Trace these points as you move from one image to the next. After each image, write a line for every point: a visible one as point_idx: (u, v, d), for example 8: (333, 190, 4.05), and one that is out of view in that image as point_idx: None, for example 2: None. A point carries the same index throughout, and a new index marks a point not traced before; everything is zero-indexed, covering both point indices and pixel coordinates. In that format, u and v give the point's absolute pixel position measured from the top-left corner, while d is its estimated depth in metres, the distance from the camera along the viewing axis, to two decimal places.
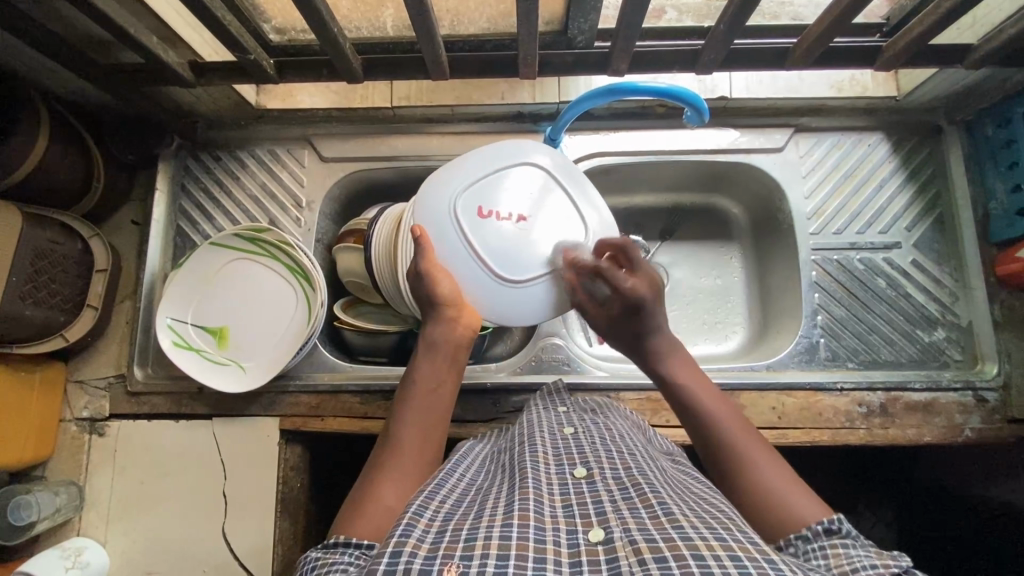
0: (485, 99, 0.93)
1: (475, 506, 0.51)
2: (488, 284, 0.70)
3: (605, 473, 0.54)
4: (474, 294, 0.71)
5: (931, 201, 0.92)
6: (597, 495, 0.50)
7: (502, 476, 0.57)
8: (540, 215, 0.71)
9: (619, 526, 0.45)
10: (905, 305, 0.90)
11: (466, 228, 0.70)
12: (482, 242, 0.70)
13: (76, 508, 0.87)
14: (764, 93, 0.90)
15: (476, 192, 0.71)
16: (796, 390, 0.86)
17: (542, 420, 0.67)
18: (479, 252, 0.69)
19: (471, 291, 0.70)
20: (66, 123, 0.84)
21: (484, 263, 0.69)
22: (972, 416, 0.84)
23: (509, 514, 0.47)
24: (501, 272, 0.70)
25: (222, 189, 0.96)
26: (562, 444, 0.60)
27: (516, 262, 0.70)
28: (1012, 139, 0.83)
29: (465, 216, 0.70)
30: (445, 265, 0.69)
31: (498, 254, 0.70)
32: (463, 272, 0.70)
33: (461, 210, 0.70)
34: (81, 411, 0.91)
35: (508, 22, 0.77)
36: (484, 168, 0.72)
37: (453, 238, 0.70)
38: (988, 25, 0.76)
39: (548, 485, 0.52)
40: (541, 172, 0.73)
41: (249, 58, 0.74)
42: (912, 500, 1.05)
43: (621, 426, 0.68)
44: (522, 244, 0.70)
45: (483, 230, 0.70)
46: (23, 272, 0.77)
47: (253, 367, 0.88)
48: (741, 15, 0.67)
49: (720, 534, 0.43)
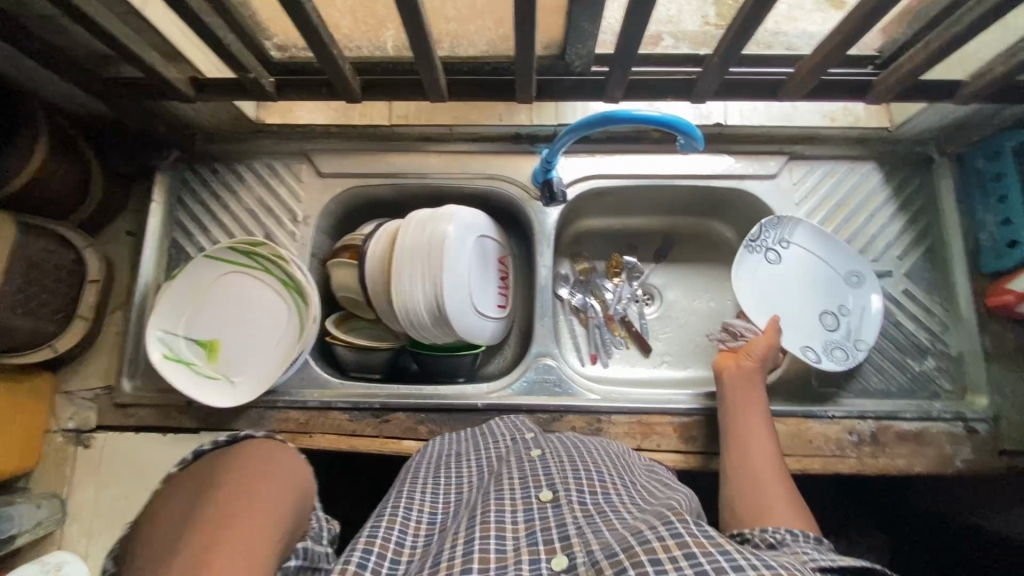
0: (483, 119, 0.95)
1: (439, 545, 0.49)
2: (839, 287, 0.92)
3: (571, 497, 0.53)
4: (837, 292, 0.91)
5: (922, 231, 0.93)
6: (561, 520, 0.49)
7: (467, 507, 0.55)
8: (791, 280, 0.93)
9: (581, 550, 0.44)
10: (896, 334, 0.90)
11: (847, 296, 0.91)
12: (829, 291, 0.92)
13: (58, 522, 0.86)
14: (757, 120, 0.93)
15: (810, 275, 0.93)
16: (786, 417, 0.86)
17: (509, 450, 0.65)
18: (789, 280, 0.93)
19: (844, 289, 0.91)
20: (65, 134, 0.85)
21: (819, 297, 0.92)
22: (962, 447, 0.84)
23: (467, 556, 0.46)
24: (836, 298, 0.91)
25: (218, 201, 0.96)
26: (529, 466, 0.59)
27: (843, 295, 0.91)
28: (1002, 173, 0.84)
29: (793, 283, 0.93)
30: (845, 288, 0.91)
31: (775, 276, 0.93)
32: (853, 293, 0.91)
33: (845, 296, 0.91)
34: (67, 422, 0.90)
35: (508, 46, 0.78)
36: (768, 269, 0.92)
37: (812, 280, 0.93)
38: (977, 62, 0.78)
39: (511, 514, 0.51)
40: (472, 301, 0.86)
41: (249, 76, 0.75)
42: (903, 527, 1.05)
43: (590, 444, 0.67)
44: (793, 278, 0.93)
45: (823, 286, 0.92)
46: (16, 282, 0.77)
47: (244, 380, 0.88)
48: (736, 45, 0.68)
49: (675, 529, 0.43)
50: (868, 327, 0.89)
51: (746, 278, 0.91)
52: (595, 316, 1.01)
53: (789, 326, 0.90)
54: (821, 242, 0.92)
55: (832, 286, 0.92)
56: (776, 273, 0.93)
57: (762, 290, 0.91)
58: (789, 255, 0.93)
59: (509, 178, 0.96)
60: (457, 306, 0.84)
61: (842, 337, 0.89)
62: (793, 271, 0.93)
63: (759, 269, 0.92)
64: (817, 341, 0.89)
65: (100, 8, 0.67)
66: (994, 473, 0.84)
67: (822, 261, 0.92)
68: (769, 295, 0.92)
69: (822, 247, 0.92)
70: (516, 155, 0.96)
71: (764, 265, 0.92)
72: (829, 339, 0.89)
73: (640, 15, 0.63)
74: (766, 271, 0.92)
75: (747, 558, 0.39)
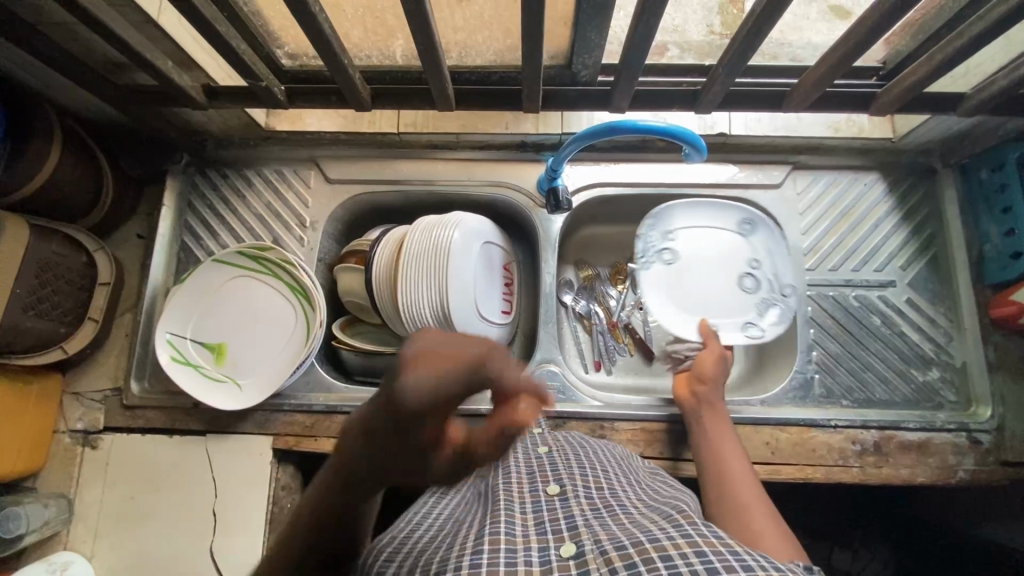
0: (489, 128, 0.97)
1: (450, 537, 0.50)
2: (731, 244, 0.92)
3: (578, 491, 0.53)
4: (732, 249, 0.93)
5: (925, 242, 0.94)
6: (569, 512, 0.50)
7: (479, 505, 0.56)
8: (693, 271, 0.92)
9: (589, 539, 0.45)
10: (899, 344, 0.90)
11: (746, 246, 0.92)
12: (722, 247, 0.93)
13: (65, 521, 0.87)
14: (763, 130, 0.93)
15: (701, 251, 0.93)
16: (790, 426, 0.86)
17: (517, 443, 0.66)
18: (688, 267, 0.92)
19: (733, 241, 0.93)
20: (79, 139, 0.86)
21: (720, 264, 0.92)
22: (966, 458, 0.84)
23: (480, 539, 0.46)
24: (732, 250, 0.93)
25: (228, 206, 0.97)
26: (537, 462, 0.60)
27: (738, 248, 0.92)
28: (1005, 184, 0.85)
29: (693, 270, 0.92)
30: (736, 240, 0.93)
31: (678, 277, 0.92)
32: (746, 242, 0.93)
33: (744, 247, 0.92)
34: (75, 422, 0.91)
35: (515, 56, 0.79)
36: (670, 274, 0.92)
37: (705, 253, 0.93)
38: (980, 74, 0.78)
39: (520, 504, 0.52)
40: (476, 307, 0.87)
41: (261, 84, 0.76)
42: (907, 538, 1.05)
43: (595, 444, 0.68)
44: (694, 270, 0.92)
45: (716, 255, 0.92)
46: (28, 283, 0.78)
47: (250, 383, 0.88)
48: (741, 58, 0.69)
49: (685, 531, 0.43)
50: (780, 270, 0.91)
51: (658, 297, 0.90)
52: (599, 323, 1.02)
53: (715, 313, 0.90)
54: (690, 221, 0.93)
55: (730, 247, 0.93)
56: (674, 273, 0.92)
57: (678, 299, 0.91)
58: (679, 247, 0.93)
59: (514, 185, 0.97)
60: (460, 311, 0.84)
61: (768, 292, 0.91)
62: (692, 264, 0.92)
63: (664, 280, 0.91)
64: (750, 312, 0.90)
65: (118, 16, 0.68)
66: (998, 484, 0.84)
67: (709, 234, 0.93)
68: (689, 301, 0.91)
69: (696, 221, 0.93)
70: (521, 163, 0.97)
71: (663, 270, 0.92)
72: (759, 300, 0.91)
73: (646, 28, 0.64)
74: (671, 278, 0.92)
75: (759, 561, 0.40)
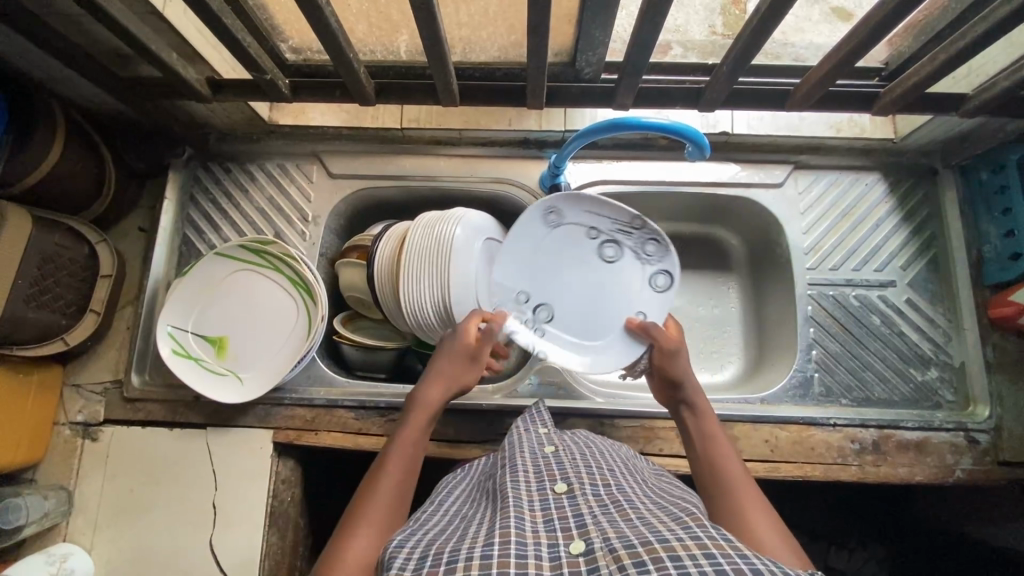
0: (491, 125, 0.95)
1: (460, 531, 0.50)
2: (541, 242, 0.83)
3: (585, 490, 0.53)
4: (565, 239, 0.83)
5: (926, 242, 0.94)
6: (577, 510, 0.49)
7: (486, 501, 0.56)
8: (562, 295, 0.85)
9: (598, 537, 0.45)
10: (899, 343, 0.91)
11: (560, 226, 0.82)
12: (547, 239, 0.83)
13: (65, 513, 0.87)
14: (764, 130, 0.92)
15: (546, 268, 0.84)
16: (789, 424, 0.86)
17: (522, 441, 0.66)
18: (549, 290, 0.84)
19: (529, 234, 0.83)
20: (82, 131, 0.86)
21: (563, 261, 0.84)
22: (963, 458, 0.84)
23: (490, 533, 0.46)
24: (560, 232, 0.83)
25: (230, 200, 0.97)
26: (543, 460, 0.60)
27: (557, 236, 0.83)
28: (1005, 185, 0.86)
29: (553, 288, 0.84)
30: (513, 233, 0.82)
31: (555, 308, 0.85)
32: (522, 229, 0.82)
33: (549, 225, 0.82)
34: (75, 415, 0.91)
35: (519, 52, 0.79)
36: (552, 311, 0.85)
37: (542, 269, 0.84)
38: (982, 76, 0.79)
39: (528, 501, 0.51)
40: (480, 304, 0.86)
41: (266, 77, 0.76)
42: (904, 538, 1.06)
43: (599, 443, 0.68)
44: (563, 294, 0.85)
45: (551, 258, 0.84)
46: (29, 275, 0.78)
47: (251, 377, 0.89)
48: (745, 56, 0.69)
49: (694, 532, 0.43)
50: (576, 215, 0.82)
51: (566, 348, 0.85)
52: None
53: (610, 303, 0.84)
54: (507, 262, 0.83)
55: (559, 244, 0.83)
56: (547, 311, 0.85)
57: (580, 325, 0.85)
58: (529, 284, 0.85)
59: (516, 181, 0.97)
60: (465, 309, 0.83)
61: (615, 233, 0.82)
62: (552, 290, 0.84)
63: (556, 324, 0.85)
64: (633, 267, 0.83)
65: (123, 8, 0.68)
66: (995, 484, 0.85)
67: (529, 255, 0.84)
68: (591, 319, 0.85)
69: (513, 258, 0.83)
70: (524, 160, 0.98)
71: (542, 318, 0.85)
72: (627, 247, 0.82)
73: (650, 26, 0.64)
74: (558, 317, 0.85)
75: (769, 566, 0.40)
